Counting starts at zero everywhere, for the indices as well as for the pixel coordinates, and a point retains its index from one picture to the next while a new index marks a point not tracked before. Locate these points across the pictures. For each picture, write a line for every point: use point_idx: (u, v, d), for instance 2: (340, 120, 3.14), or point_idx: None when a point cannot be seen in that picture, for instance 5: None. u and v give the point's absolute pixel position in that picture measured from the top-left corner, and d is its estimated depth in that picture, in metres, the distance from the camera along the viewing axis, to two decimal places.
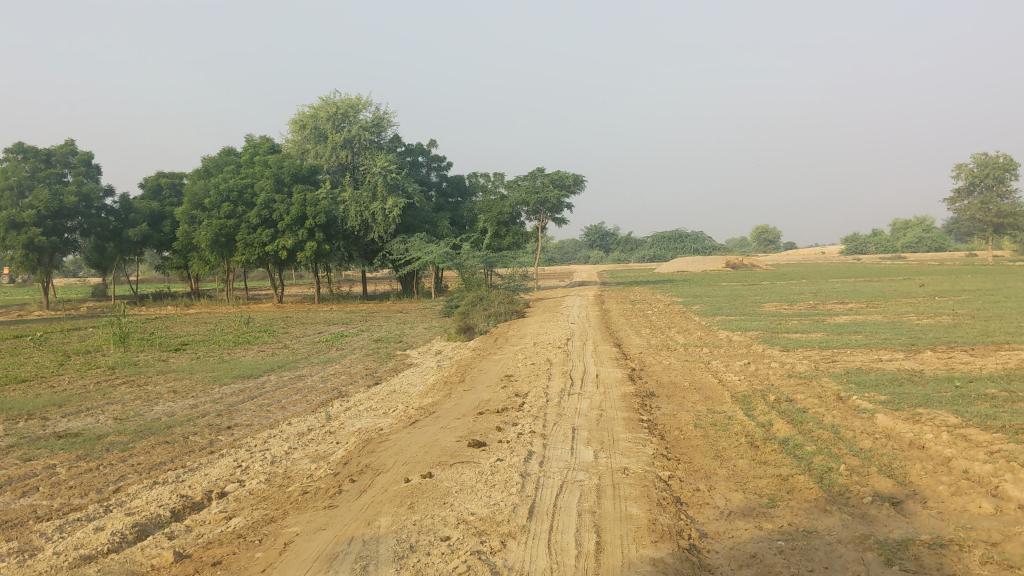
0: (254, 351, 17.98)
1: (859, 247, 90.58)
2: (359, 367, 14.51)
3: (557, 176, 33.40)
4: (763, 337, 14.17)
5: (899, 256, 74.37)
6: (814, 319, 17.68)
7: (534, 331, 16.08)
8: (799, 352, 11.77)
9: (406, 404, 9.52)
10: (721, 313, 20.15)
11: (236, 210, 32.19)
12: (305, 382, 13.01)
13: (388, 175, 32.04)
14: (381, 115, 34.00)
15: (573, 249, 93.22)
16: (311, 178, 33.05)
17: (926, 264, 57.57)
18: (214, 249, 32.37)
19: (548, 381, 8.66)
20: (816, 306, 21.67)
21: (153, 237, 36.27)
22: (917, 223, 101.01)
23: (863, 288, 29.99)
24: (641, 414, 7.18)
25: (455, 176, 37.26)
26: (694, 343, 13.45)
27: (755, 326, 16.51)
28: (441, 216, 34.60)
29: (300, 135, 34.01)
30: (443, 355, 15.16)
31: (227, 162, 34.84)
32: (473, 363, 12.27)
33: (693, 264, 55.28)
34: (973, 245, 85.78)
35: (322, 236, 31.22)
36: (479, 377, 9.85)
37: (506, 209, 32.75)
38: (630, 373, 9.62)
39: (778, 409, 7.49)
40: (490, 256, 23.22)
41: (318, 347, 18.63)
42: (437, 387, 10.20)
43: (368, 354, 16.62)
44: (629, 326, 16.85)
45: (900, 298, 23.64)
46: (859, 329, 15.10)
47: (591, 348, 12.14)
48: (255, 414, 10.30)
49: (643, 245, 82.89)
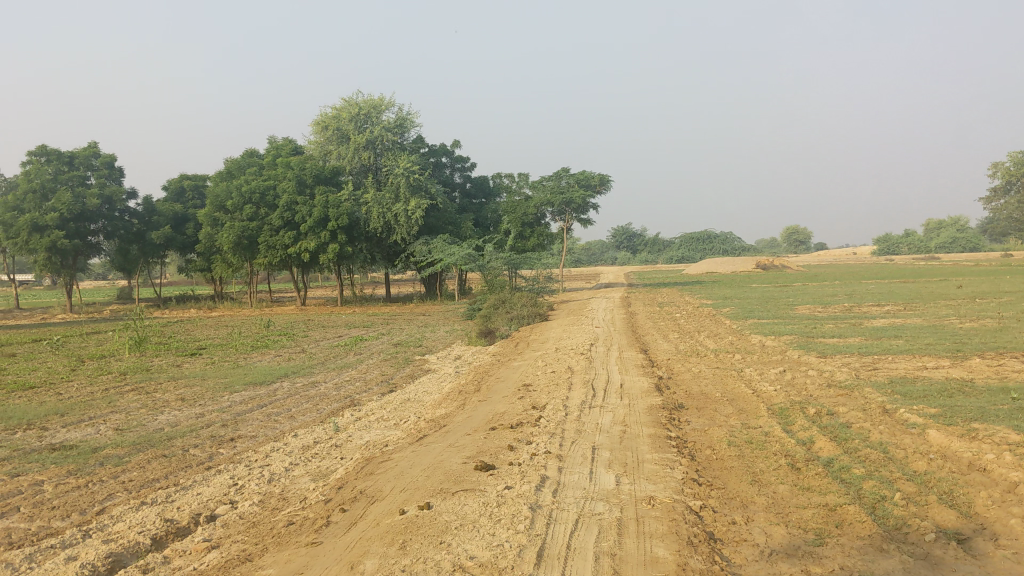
0: (270, 356, 17.51)
1: (891, 249, 89.17)
2: (375, 374, 13.97)
3: (583, 177, 32.81)
4: (797, 342, 13.51)
5: (932, 257, 73.11)
6: (850, 323, 16.94)
7: (558, 335, 15.47)
8: (837, 359, 11.08)
9: (418, 416, 8.96)
10: (752, 316, 19.46)
11: (259, 211, 31.87)
12: (318, 390, 12.50)
13: (410, 176, 31.57)
14: (405, 116, 33.54)
15: (600, 250, 92.45)
16: (333, 179, 32.66)
17: (960, 265, 56.31)
18: (237, 251, 32.06)
19: (568, 391, 8.07)
20: (850, 309, 20.91)
21: (176, 240, 36.07)
22: (951, 223, 99.30)
23: (897, 290, 29.10)
24: (668, 430, 6.57)
25: (480, 177, 36.74)
26: (725, 349, 12.79)
27: (788, 330, 15.83)
28: (465, 218, 34.10)
29: (323, 136, 33.63)
30: (463, 361, 14.59)
31: (250, 164, 34.53)
32: (492, 370, 11.71)
33: (722, 266, 54.43)
34: (1008, 246, 84.23)
35: (344, 238, 30.85)
36: (496, 387, 9.29)
37: (531, 210, 32.17)
38: (656, 383, 9.00)
39: (820, 425, 6.86)
40: (515, 258, 22.62)
41: (336, 352, 18.15)
42: (452, 396, 9.64)
43: (386, 360, 16.10)
44: (657, 331, 16.22)
45: (938, 301, 22.79)
46: (898, 334, 14.38)
47: (617, 355, 11.54)
48: (261, 424, 9.78)
49: (671, 245, 82.01)
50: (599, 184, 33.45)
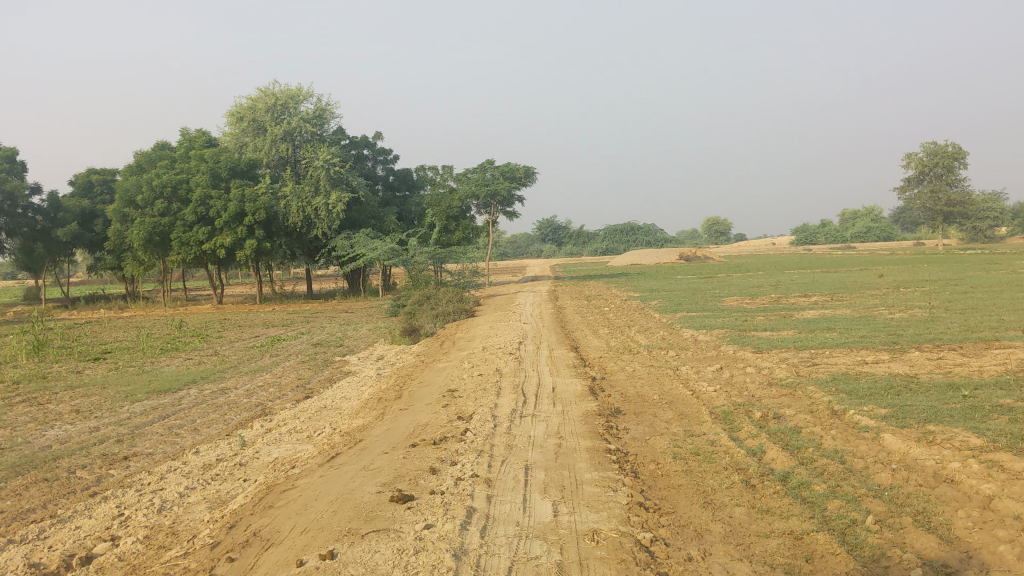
0: (180, 360, 16.47)
1: (810, 238, 90.74)
2: (291, 378, 13.14)
3: (507, 169, 32.28)
4: (731, 336, 13.07)
5: (850, 246, 74.52)
6: (781, 314, 16.64)
7: (484, 333, 14.81)
8: (774, 355, 10.64)
9: (334, 427, 8.20)
10: (682, 309, 19.08)
11: (171, 206, 30.50)
12: (228, 397, 11.61)
13: (330, 168, 30.56)
14: (323, 106, 32.46)
15: (525, 243, 92.05)
16: (249, 172, 31.45)
17: (878, 254, 57.25)
18: (148, 248, 30.63)
19: (497, 398, 7.42)
20: (778, 300, 20.70)
21: (83, 238, 34.39)
22: (866, 213, 101.49)
23: (822, 280, 29.20)
24: (608, 442, 5.97)
25: (402, 169, 35.87)
26: (658, 345, 12.27)
27: (720, 323, 15.45)
28: (388, 211, 33.19)
29: (237, 127, 32.34)
30: (385, 362, 13.82)
31: (160, 157, 33.03)
32: (415, 372, 10.98)
33: (647, 257, 54.43)
34: (920, 235, 86.39)
35: (262, 233, 29.71)
36: (418, 393, 8.58)
37: (456, 203, 31.41)
38: (591, 386, 8.40)
39: (769, 431, 6.33)
40: (439, 252, 22.01)
41: (251, 354, 17.19)
42: (371, 403, 8.92)
43: (304, 362, 15.23)
44: (586, 326, 15.69)
45: (863, 290, 22.75)
46: (831, 325, 14.09)
47: (546, 354, 10.93)
48: (160, 440, 8.89)
49: (595, 237, 82.03)
50: (525, 175, 32.92)
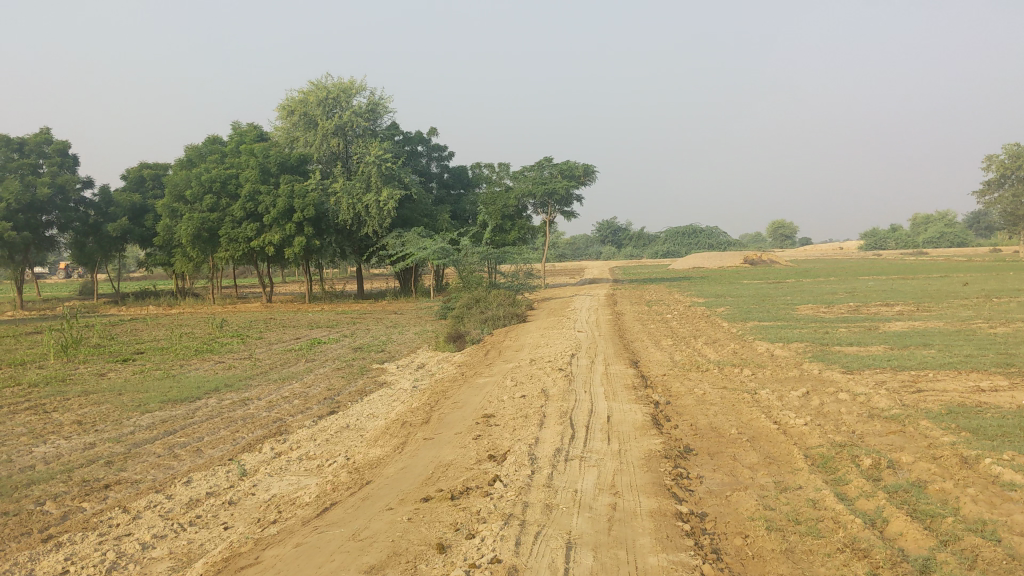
0: (210, 364, 15.40)
1: (878, 242, 87.71)
2: (320, 388, 11.97)
3: (566, 167, 30.84)
4: (812, 351, 11.55)
5: (922, 252, 71.52)
6: (864, 326, 15.03)
7: (534, 342, 13.44)
8: (868, 377, 9.13)
9: (348, 456, 6.96)
10: (752, 318, 17.57)
11: (220, 202, 29.73)
12: (246, 410, 10.43)
13: (382, 164, 29.51)
14: (377, 101, 31.42)
15: (584, 245, 90.46)
16: (300, 168, 30.60)
17: (952, 261, 54.60)
18: (196, 244, 29.94)
19: (540, 431, 6.09)
20: (857, 309, 18.99)
21: (134, 233, 33.84)
22: (939, 217, 97.85)
23: (901, 287, 27.36)
24: (678, 500, 4.61)
25: (457, 167, 34.75)
26: (728, 361, 10.83)
27: (797, 335, 13.93)
28: (442, 209, 32.04)
29: (288, 121, 31.46)
30: (425, 372, 12.54)
31: (211, 151, 32.32)
32: (451, 388, 9.68)
33: (709, 260, 52.58)
34: (996, 241, 82.91)
35: (311, 231, 28.81)
36: (448, 417, 7.30)
37: (513, 202, 30.16)
38: (654, 414, 7.03)
39: (889, 489, 4.87)
40: (493, 252, 20.78)
41: (286, 358, 16.11)
42: (396, 426, 7.66)
43: (340, 369, 14.06)
44: (647, 335, 14.32)
45: (948, 300, 20.90)
46: (926, 339, 12.50)
47: (601, 370, 9.55)
48: (154, 463, 7.72)
49: (656, 240, 80.20)
50: (584, 173, 31.61)
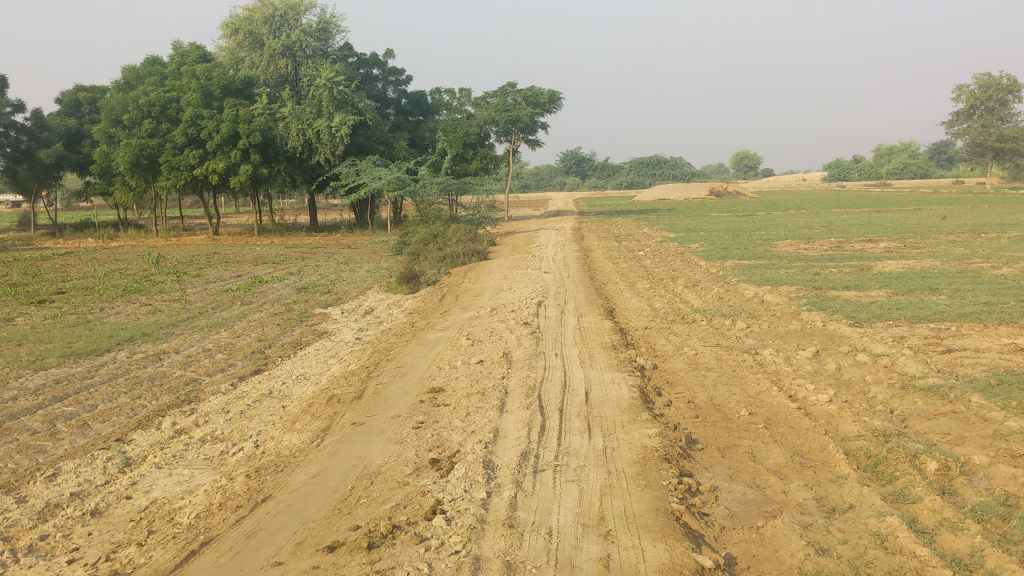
0: (134, 307, 13.79)
1: (842, 173, 86.73)
2: (252, 338, 10.46)
3: (530, 93, 29.37)
4: (809, 297, 10.22)
5: (886, 183, 70.93)
6: (856, 266, 13.75)
7: (495, 285, 11.95)
8: (883, 332, 7.82)
9: (260, 442, 5.51)
10: (731, 255, 16.25)
11: (160, 127, 27.70)
12: (157, 368, 8.89)
13: (334, 88, 27.52)
14: (328, 19, 29.23)
15: (548, 175, 88.67)
16: (245, 91, 28.55)
17: (919, 193, 53.76)
18: (135, 172, 27.93)
19: (499, 420, 4.69)
20: (841, 246, 17.69)
21: (71, 160, 31.62)
22: (902, 148, 97.37)
23: (878, 221, 26.21)
24: (694, 542, 3.23)
25: (416, 92, 32.85)
26: (716, 309, 9.50)
27: (786, 276, 12.60)
28: (399, 136, 30.12)
29: (233, 41, 29.24)
30: (371, 320, 11.06)
31: (149, 73, 29.99)
32: (397, 343, 8.25)
33: (675, 192, 51.22)
34: (959, 172, 82.36)
35: (258, 158, 26.95)
36: (386, 390, 5.86)
37: (474, 129, 28.39)
38: (642, 389, 5.66)
39: (977, 516, 3.53)
40: (452, 183, 19.19)
41: (221, 299, 14.54)
42: (322, 398, 6.20)
43: (278, 314, 12.51)
44: (620, 276, 12.93)
45: (933, 235, 19.68)
46: (931, 283, 11.23)
47: (573, 323, 8.13)
48: (23, 445, 6.21)
49: (620, 171, 78.67)
50: (549, 100, 29.82)
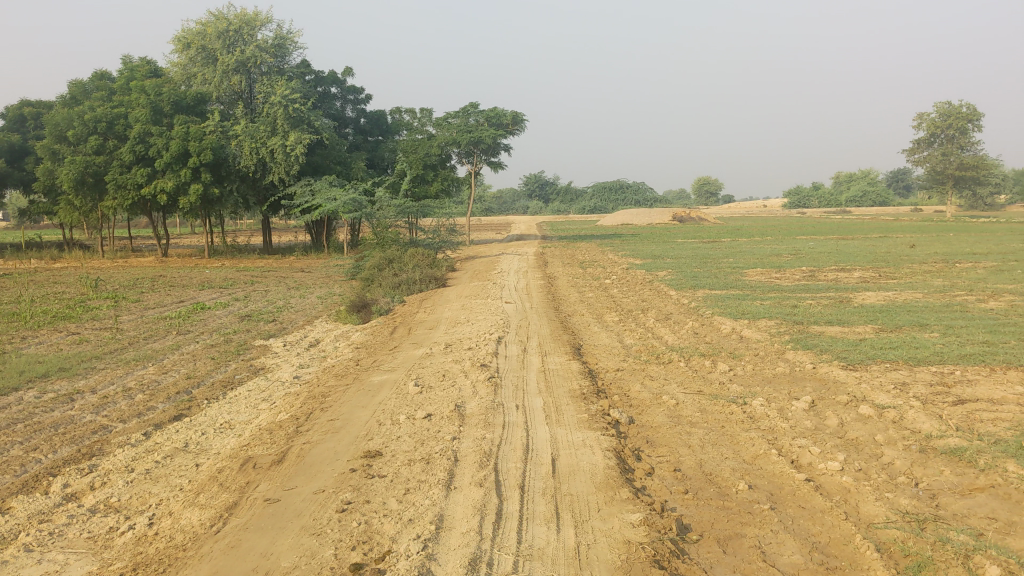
0: (60, 337, 12.62)
1: (803, 200, 86.88)
2: (181, 376, 9.38)
3: (493, 114, 28.49)
4: (792, 334, 9.39)
5: (847, 211, 71.01)
6: (835, 297, 12.99)
7: (452, 317, 11.02)
8: (882, 378, 6.99)
9: (157, 518, 4.50)
10: (702, 284, 15.44)
11: (106, 144, 26.49)
12: (64, 411, 7.79)
13: (290, 105, 26.42)
14: (285, 35, 28.22)
15: (511, 199, 87.93)
16: (197, 108, 27.40)
17: (882, 220, 53.65)
18: (80, 191, 26.67)
19: (444, 503, 3.75)
20: (813, 275, 16.98)
21: (13, 178, 30.18)
22: (861, 176, 98.09)
23: (847, 248, 25.66)
24: None
25: (376, 111, 31.94)
26: (693, 347, 8.64)
27: (763, 308, 11.80)
28: (356, 156, 29.07)
29: (185, 56, 28.14)
30: (315, 355, 10.07)
31: (97, 87, 28.73)
32: (338, 386, 7.27)
33: (639, 217, 50.68)
34: (918, 200, 82.88)
35: (209, 177, 25.83)
36: (313, 452, 4.91)
37: (435, 150, 27.51)
38: (617, 452, 4.75)
39: None
40: (411, 206, 18.25)
41: (157, 328, 13.42)
42: (239, 459, 5.20)
43: (215, 346, 11.43)
44: (588, 307, 12.06)
45: (906, 264, 19.08)
46: (920, 318, 10.47)
47: (536, 365, 7.21)
48: None
49: (583, 195, 78.09)
50: (512, 122, 29.09)
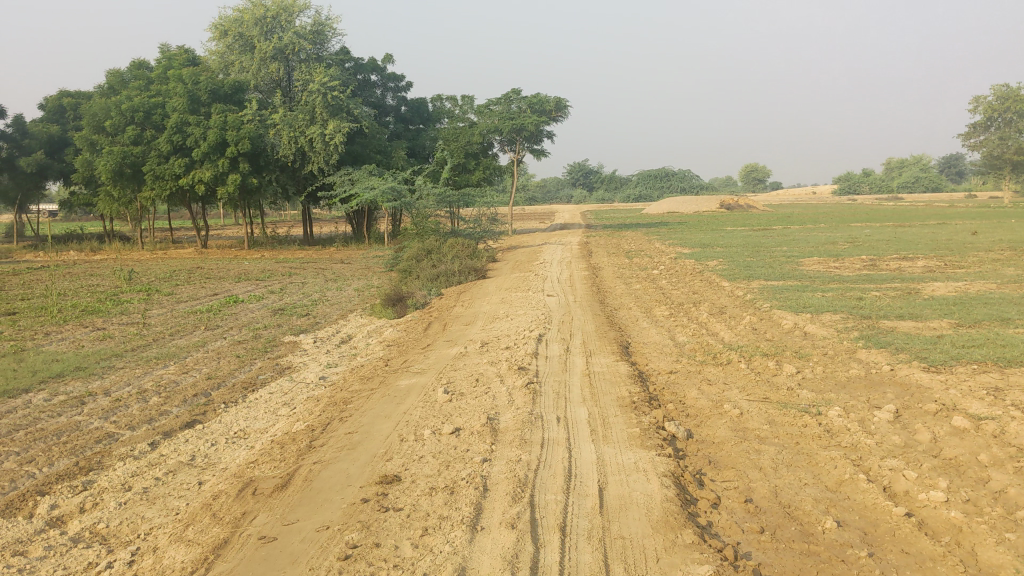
0: (84, 332, 12.19)
1: (853, 186, 84.79)
2: (201, 376, 8.82)
3: (536, 100, 27.73)
4: (862, 330, 8.55)
5: (900, 197, 69.05)
6: (902, 289, 12.08)
7: (490, 311, 10.34)
8: (972, 382, 6.15)
9: (139, 553, 3.88)
10: (756, 275, 14.57)
11: (144, 134, 26.21)
12: (72, 416, 7.26)
13: (329, 93, 25.82)
14: (324, 21, 27.67)
15: (555, 188, 87.07)
16: (235, 97, 26.99)
17: (937, 207, 51.89)
18: (119, 182, 26.43)
19: (470, 556, 3.06)
20: (874, 265, 16.02)
21: (53, 169, 30.09)
22: (913, 162, 95.56)
23: (906, 236, 24.49)
24: None
25: (416, 99, 31.34)
26: (753, 345, 7.86)
27: (825, 301, 10.95)
28: (397, 144, 28.55)
29: (223, 44, 27.75)
30: (344, 352, 9.46)
31: (135, 77, 28.45)
32: (363, 390, 6.61)
33: (684, 205, 49.59)
34: (972, 185, 80.44)
35: (247, 166, 25.41)
36: (323, 475, 4.26)
37: (477, 137, 26.83)
38: (676, 477, 4.04)
39: None
40: (451, 194, 17.56)
41: (186, 323, 12.94)
42: (241, 480, 4.58)
43: (241, 343, 10.89)
44: (637, 301, 11.32)
45: (971, 253, 18.03)
46: (1003, 312, 9.55)
47: (581, 368, 6.50)
48: None
49: (628, 183, 77.03)
50: (556, 108, 28.32)
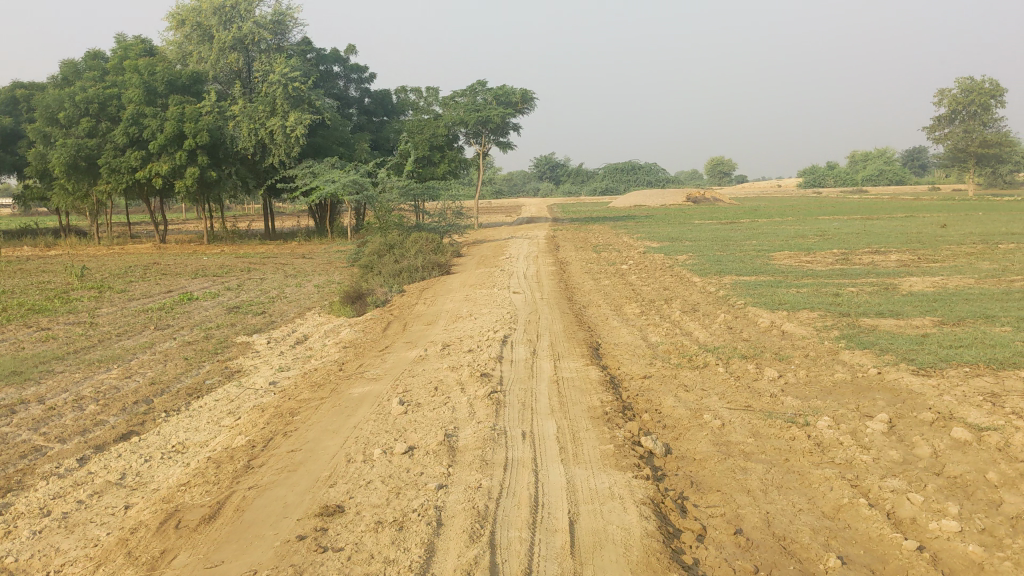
0: (25, 333, 11.52)
1: (818, 179, 85.02)
2: (143, 381, 8.23)
3: (501, 91, 27.33)
4: (842, 329, 8.15)
5: (865, 190, 69.27)
6: (878, 285, 11.73)
7: (453, 310, 9.83)
8: (965, 387, 5.75)
9: None
10: (727, 270, 14.18)
11: (99, 126, 25.34)
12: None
13: (289, 84, 25.15)
14: (284, 10, 26.97)
15: (521, 181, 86.59)
16: (193, 88, 26.21)
17: (902, 200, 51.97)
18: (72, 175, 25.56)
19: None
20: (846, 259, 15.70)
21: (5, 162, 29.11)
22: (877, 154, 96.10)
23: (875, 229, 24.26)
24: None
25: (380, 91, 30.72)
26: (729, 347, 7.42)
27: (800, 297, 10.56)
28: (361, 137, 27.91)
29: (180, 34, 26.94)
30: (298, 354, 8.92)
31: (89, 67, 27.55)
32: (312, 399, 6.08)
33: (651, 198, 49.31)
34: (935, 178, 80.92)
35: (206, 159, 24.65)
36: (258, 505, 3.76)
37: (442, 130, 26.27)
38: (656, 505, 3.58)
39: None
40: (415, 187, 17.01)
41: (135, 322, 12.30)
42: (168, 508, 4.06)
43: (191, 344, 10.29)
44: (607, 298, 10.86)
45: (942, 246, 17.77)
46: (985, 309, 9.20)
47: (548, 374, 6.02)
48: None
49: (595, 176, 76.69)
50: (521, 100, 27.91)
